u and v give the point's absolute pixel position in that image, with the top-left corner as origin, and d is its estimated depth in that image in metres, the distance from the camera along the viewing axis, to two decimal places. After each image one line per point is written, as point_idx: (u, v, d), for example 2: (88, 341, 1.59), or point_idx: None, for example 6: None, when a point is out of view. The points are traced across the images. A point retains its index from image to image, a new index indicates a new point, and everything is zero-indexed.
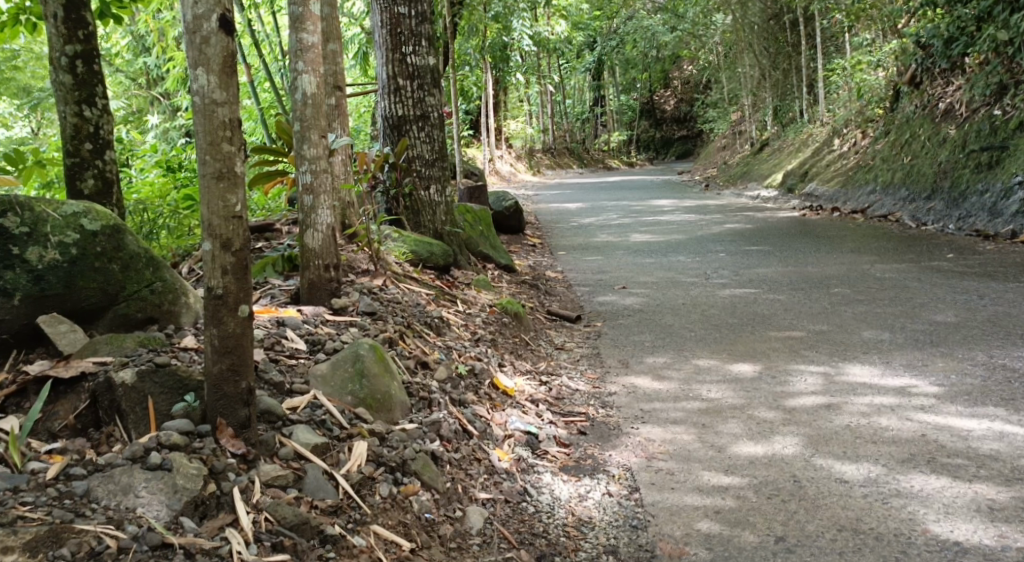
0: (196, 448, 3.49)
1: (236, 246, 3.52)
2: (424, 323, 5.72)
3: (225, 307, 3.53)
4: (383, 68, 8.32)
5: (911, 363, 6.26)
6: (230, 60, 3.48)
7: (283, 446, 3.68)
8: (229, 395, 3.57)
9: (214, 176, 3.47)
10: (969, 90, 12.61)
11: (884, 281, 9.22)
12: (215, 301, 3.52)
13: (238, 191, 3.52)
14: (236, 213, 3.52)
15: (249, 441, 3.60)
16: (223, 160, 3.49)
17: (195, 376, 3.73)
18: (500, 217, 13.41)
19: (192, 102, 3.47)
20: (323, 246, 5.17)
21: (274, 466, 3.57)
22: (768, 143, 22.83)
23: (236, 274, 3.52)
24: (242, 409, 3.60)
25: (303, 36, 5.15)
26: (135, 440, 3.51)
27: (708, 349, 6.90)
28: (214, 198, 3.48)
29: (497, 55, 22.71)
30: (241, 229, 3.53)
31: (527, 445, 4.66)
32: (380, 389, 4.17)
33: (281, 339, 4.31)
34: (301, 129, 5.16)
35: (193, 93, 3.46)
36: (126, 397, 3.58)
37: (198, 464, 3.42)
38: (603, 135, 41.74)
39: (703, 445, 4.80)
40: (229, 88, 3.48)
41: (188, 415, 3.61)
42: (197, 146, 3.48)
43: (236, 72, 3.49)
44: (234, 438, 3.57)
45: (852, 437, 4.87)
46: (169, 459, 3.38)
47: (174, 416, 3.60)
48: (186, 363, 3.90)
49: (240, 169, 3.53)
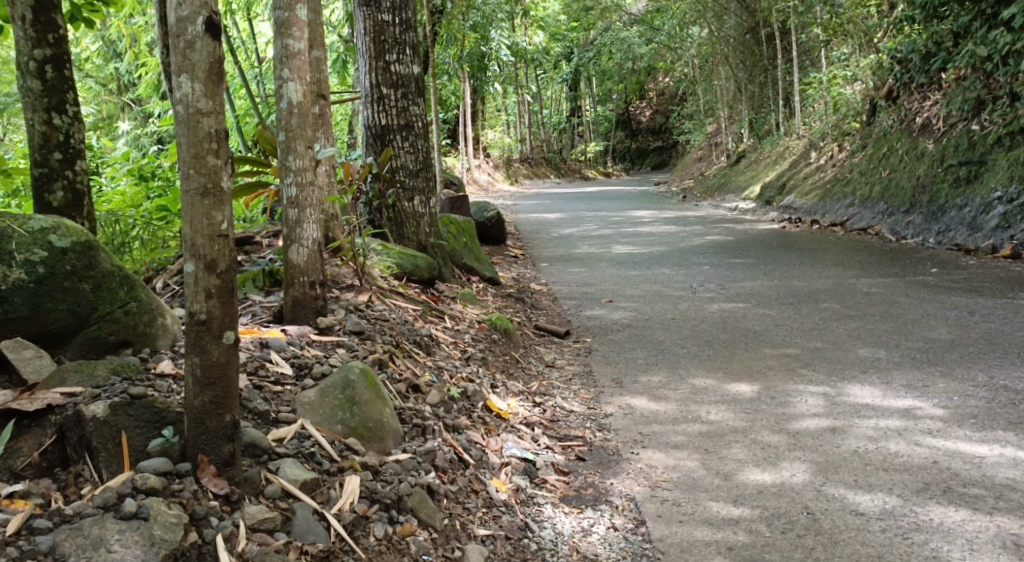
0: (176, 492, 3.21)
1: (221, 267, 3.27)
2: (412, 342, 5.49)
3: (208, 333, 3.28)
4: (366, 76, 8.08)
5: (911, 383, 6.06)
6: (217, 66, 3.23)
7: (269, 483, 3.42)
8: (211, 430, 3.32)
9: (198, 193, 3.22)
10: (945, 105, 12.52)
11: (873, 297, 9.05)
12: (197, 327, 3.27)
13: (223, 208, 3.26)
14: (222, 231, 3.26)
15: (233, 479, 3.34)
16: (208, 174, 3.23)
17: (174, 407, 3.48)
18: (482, 227, 13.17)
19: (174, 112, 3.22)
20: (308, 262, 4.90)
21: (260, 508, 3.31)
22: (745, 155, 22.73)
23: (220, 299, 3.27)
24: (225, 445, 3.34)
25: (290, 42, 4.85)
26: (108, 481, 3.23)
27: (703, 367, 6.68)
28: (198, 216, 3.23)
29: (475, 64, 22.50)
30: (227, 248, 3.28)
31: (525, 474, 4.43)
32: (372, 417, 3.91)
33: (264, 363, 4.04)
34: (286, 140, 4.88)
35: (175, 102, 3.21)
36: (97, 433, 3.31)
37: (178, 511, 3.13)
38: (579, 145, 41.63)
39: (708, 472, 4.58)
40: (215, 97, 3.22)
41: (166, 452, 3.35)
42: (180, 160, 3.23)
43: (224, 80, 3.23)
44: (216, 477, 3.31)
45: (861, 463, 4.67)
46: (145, 507, 3.09)
47: (150, 454, 3.34)
48: (164, 393, 3.62)
49: (228, 186, 3.28)
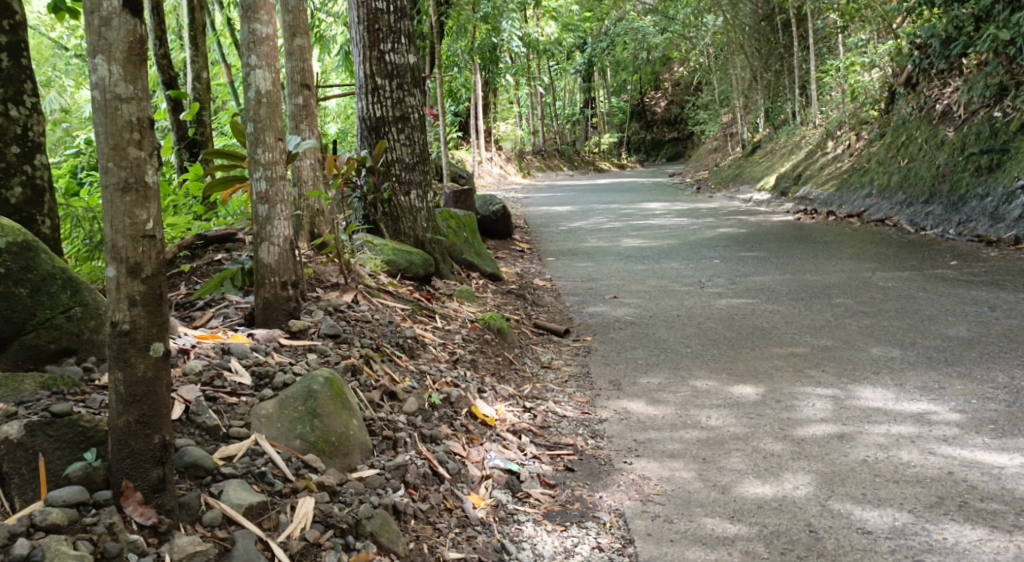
0: (88, 526, 2.98)
1: (146, 272, 3.06)
2: (395, 345, 5.22)
3: (133, 346, 3.05)
4: (360, 66, 7.78)
5: (926, 385, 5.73)
6: (137, 47, 3.01)
7: (209, 509, 3.17)
8: (137, 452, 3.08)
9: (118, 188, 3.01)
10: (966, 92, 12.12)
11: (888, 291, 8.70)
12: (121, 339, 3.05)
13: (148, 205, 3.05)
14: (147, 231, 3.05)
15: (163, 508, 3.09)
16: (130, 168, 3.02)
17: (101, 427, 3.25)
18: (487, 222, 12.86)
19: (91, 99, 3.01)
20: (280, 262, 4.65)
21: (193, 539, 3.05)
22: (760, 145, 22.35)
23: (146, 307, 3.06)
24: (154, 469, 3.09)
25: (257, 26, 4.58)
26: (17, 511, 3.01)
27: (706, 368, 6.37)
28: (120, 214, 3.02)
29: (487, 55, 22.17)
30: (153, 250, 3.07)
31: (506, 488, 4.16)
32: (335, 430, 3.63)
33: (223, 371, 3.77)
34: (255, 131, 4.59)
35: (92, 87, 3.00)
36: (12, 457, 3.10)
37: (83, 550, 2.90)
38: (593, 137, 41.25)
39: (704, 484, 4.30)
40: (136, 82, 3.02)
41: (86, 477, 3.12)
42: (98, 152, 3.01)
43: (146, 62, 3.02)
44: (142, 505, 3.07)
45: (871, 475, 4.36)
46: (41, 547, 2.86)
47: (69, 479, 3.11)
48: (94, 409, 3.41)
49: (155, 184, 3.08)
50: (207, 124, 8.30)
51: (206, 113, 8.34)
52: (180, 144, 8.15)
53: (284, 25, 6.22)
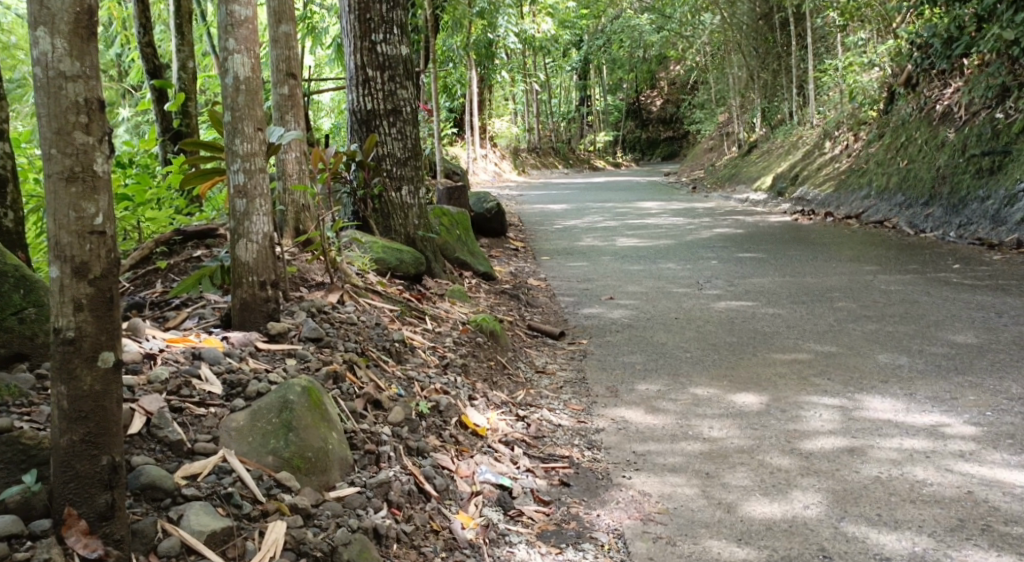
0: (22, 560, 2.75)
1: (94, 273, 2.86)
2: (382, 349, 4.95)
3: (78, 356, 2.84)
4: (350, 57, 7.48)
5: (936, 395, 5.46)
6: (84, 20, 2.82)
7: (166, 537, 2.93)
8: (83, 476, 2.85)
9: (63, 177, 2.81)
10: (968, 93, 11.88)
11: (891, 295, 8.44)
12: (65, 348, 2.83)
13: (97, 198, 2.86)
14: (95, 227, 2.85)
15: (112, 537, 2.85)
16: (76, 156, 2.83)
17: (45, 445, 3.06)
18: (481, 219, 12.58)
19: (33, 77, 2.81)
20: (258, 260, 4.37)
21: None
22: (757, 145, 22.09)
23: (94, 312, 2.85)
24: (101, 494, 2.86)
25: (236, 8, 4.30)
26: None
27: (706, 375, 6.11)
28: (64, 207, 2.82)
29: (482, 51, 21.90)
30: (102, 247, 2.87)
31: (498, 505, 3.89)
32: (313, 445, 3.37)
33: (191, 379, 3.50)
34: (232, 120, 4.31)
35: (33, 64, 2.80)
36: None
37: None
38: (589, 135, 40.95)
39: (709, 502, 4.06)
40: (83, 58, 2.82)
41: (26, 503, 2.89)
42: (42, 137, 2.82)
43: (94, 37, 2.83)
44: (88, 535, 2.84)
45: (886, 494, 4.10)
46: None
47: (8, 505, 2.89)
48: (39, 424, 3.17)
49: (105, 177, 2.89)
50: (193, 115, 8.00)
51: (191, 103, 8.03)
52: (164, 136, 7.86)
53: (270, 11, 6.06)
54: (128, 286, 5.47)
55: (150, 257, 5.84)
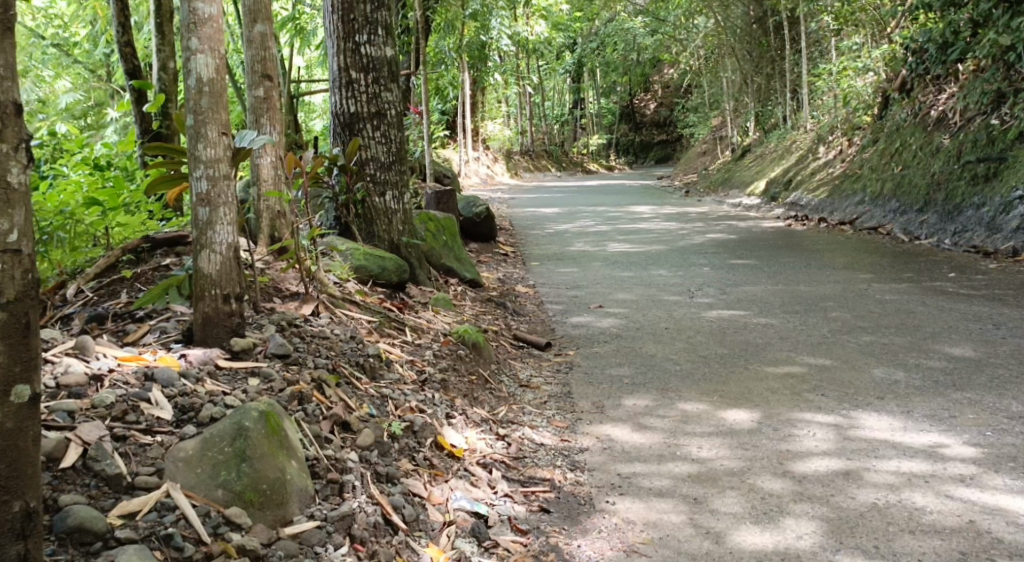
0: None
1: (8, 294, 2.77)
2: (355, 365, 4.70)
3: None
4: (334, 58, 7.24)
5: (934, 413, 5.22)
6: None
7: None
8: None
9: None
10: (962, 99, 11.69)
11: (886, 306, 8.21)
12: None
13: (11, 210, 2.78)
14: (10, 245, 2.77)
15: None
16: None
17: None
18: (471, 223, 12.33)
19: None
20: (222, 272, 4.14)
21: None
22: (750, 149, 21.89)
23: (7, 340, 2.75)
24: (16, 542, 2.76)
25: (199, 6, 4.05)
26: None
27: (696, 390, 5.84)
28: None
29: (475, 53, 21.68)
30: (17, 264, 2.78)
31: (472, 536, 3.68)
32: (268, 476, 3.26)
33: (139, 403, 3.39)
34: (195, 124, 4.08)
35: None
36: None
37: None
38: (582, 138, 40.74)
39: (696, 531, 3.88)
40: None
41: None
42: None
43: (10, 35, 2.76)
44: None
45: (884, 524, 3.90)
46: None
47: None
48: None
49: (21, 195, 2.79)
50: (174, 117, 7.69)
51: (172, 105, 7.74)
52: (144, 139, 7.59)
53: (245, 10, 5.86)
54: (92, 295, 5.25)
55: (117, 265, 5.60)
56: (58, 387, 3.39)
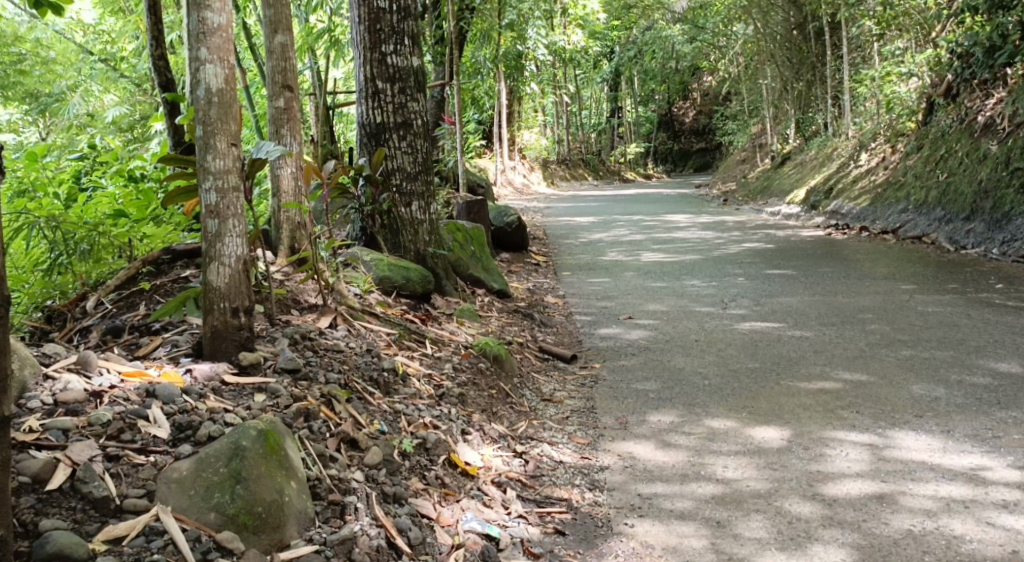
0: None
1: None
2: (369, 380, 4.62)
3: None
4: (360, 69, 7.16)
5: (977, 433, 5.02)
6: None
7: None
8: None
9: None
10: (1011, 104, 11.35)
11: (929, 318, 7.97)
12: None
13: None
14: None
15: None
16: None
17: None
18: (502, 233, 12.22)
19: None
20: (231, 285, 4.09)
21: None
22: (790, 157, 21.56)
23: None
24: None
25: (208, 15, 4.01)
26: None
27: (724, 406, 5.67)
28: None
29: (511, 64, 21.65)
30: None
31: (481, 558, 3.69)
32: (264, 499, 3.35)
33: (136, 421, 3.50)
34: (204, 135, 4.03)
35: None
36: None
37: None
38: (619, 147, 40.44)
39: (717, 558, 3.84)
40: None
41: None
42: None
43: None
44: None
45: (919, 552, 3.86)
46: None
47: None
48: None
49: None
50: None
51: None
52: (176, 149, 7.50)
53: (265, 21, 5.83)
54: (111, 308, 5.21)
55: (136, 277, 5.56)
56: (56, 404, 3.52)
